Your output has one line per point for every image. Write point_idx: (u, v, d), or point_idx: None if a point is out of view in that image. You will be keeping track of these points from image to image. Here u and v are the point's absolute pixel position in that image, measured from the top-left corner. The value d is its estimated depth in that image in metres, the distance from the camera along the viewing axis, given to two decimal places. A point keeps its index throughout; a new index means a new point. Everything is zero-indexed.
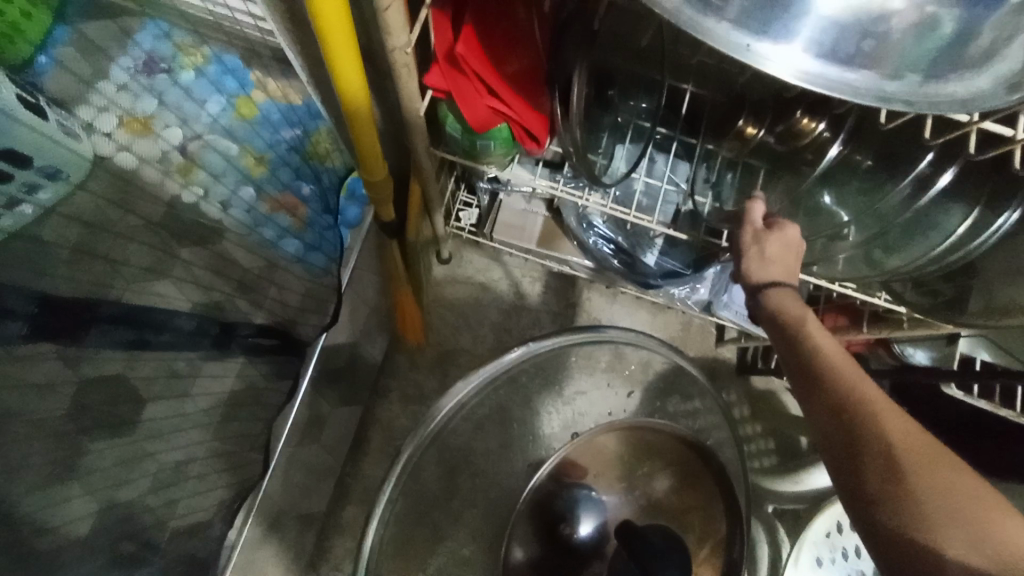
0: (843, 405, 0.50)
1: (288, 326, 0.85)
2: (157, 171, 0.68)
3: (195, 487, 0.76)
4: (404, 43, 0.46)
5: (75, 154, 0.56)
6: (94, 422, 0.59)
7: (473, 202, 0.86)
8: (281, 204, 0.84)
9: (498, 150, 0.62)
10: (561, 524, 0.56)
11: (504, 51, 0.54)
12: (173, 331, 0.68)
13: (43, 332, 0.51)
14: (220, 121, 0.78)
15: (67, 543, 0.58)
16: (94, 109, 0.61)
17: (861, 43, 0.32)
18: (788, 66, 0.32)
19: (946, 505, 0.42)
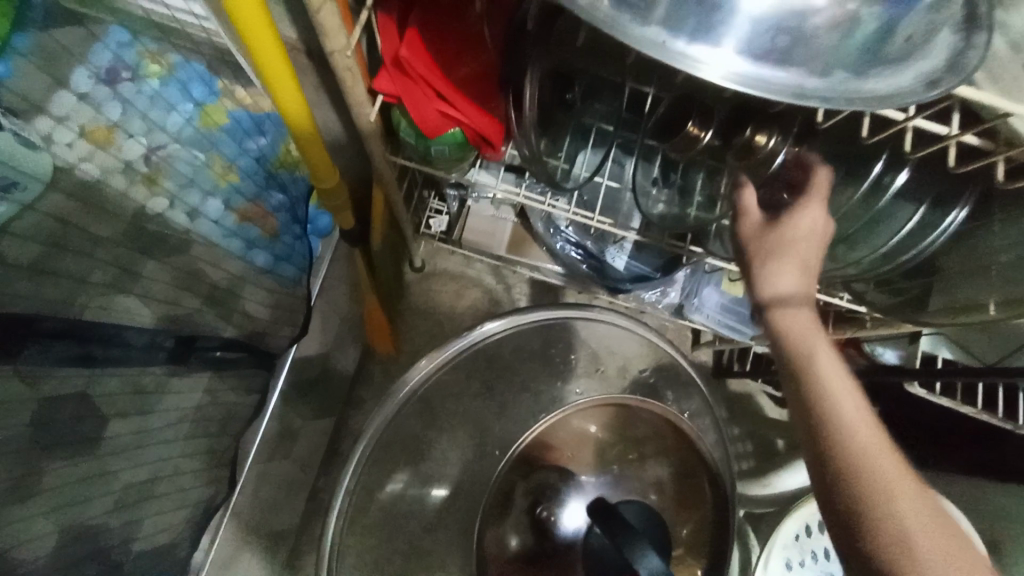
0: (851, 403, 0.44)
1: (257, 338, 0.83)
2: (122, 181, 0.69)
3: (160, 504, 0.73)
4: (343, 43, 0.45)
5: (37, 177, 0.61)
6: (56, 440, 0.60)
7: (444, 210, 0.86)
8: (252, 213, 0.84)
9: (452, 155, 0.61)
10: (537, 508, 0.53)
11: (452, 53, 0.54)
12: (122, 346, 0.64)
13: None
14: (186, 132, 0.76)
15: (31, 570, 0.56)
16: (53, 119, 0.61)
17: (779, 39, 0.32)
18: (718, 67, 0.32)
19: None
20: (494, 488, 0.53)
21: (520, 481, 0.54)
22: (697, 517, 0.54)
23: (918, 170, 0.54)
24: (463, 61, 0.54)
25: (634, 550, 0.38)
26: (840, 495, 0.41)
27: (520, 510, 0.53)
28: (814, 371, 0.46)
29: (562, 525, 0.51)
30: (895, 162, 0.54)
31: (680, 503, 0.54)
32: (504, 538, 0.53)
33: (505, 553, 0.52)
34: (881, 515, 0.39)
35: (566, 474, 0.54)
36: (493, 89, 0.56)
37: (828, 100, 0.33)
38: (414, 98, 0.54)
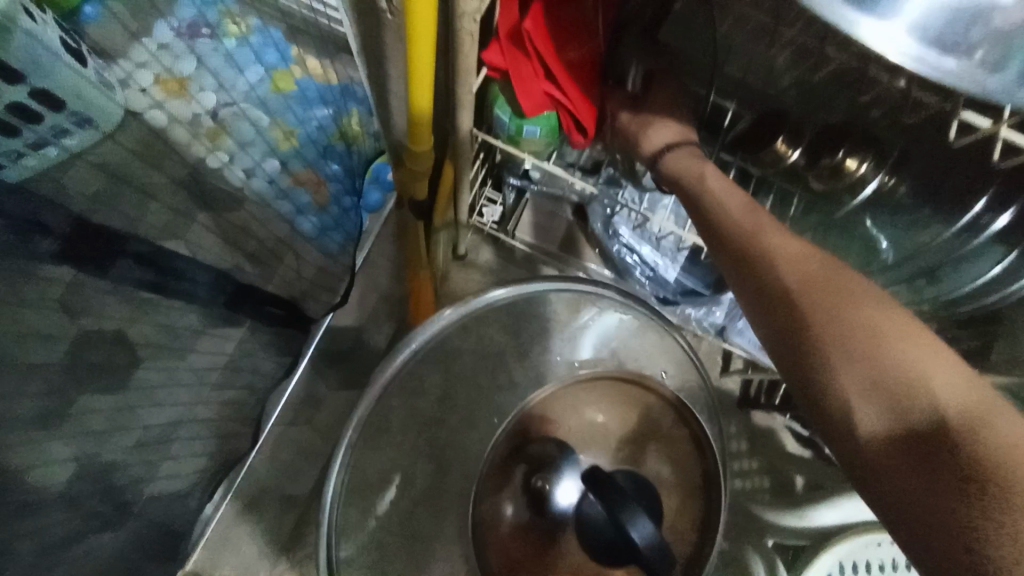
0: (858, 325, 0.39)
1: (298, 299, 0.84)
2: (186, 134, 0.63)
3: (177, 451, 0.74)
4: (475, 11, 0.42)
5: (107, 112, 0.54)
6: (92, 369, 0.57)
7: (498, 200, 0.84)
8: (307, 178, 0.81)
9: (542, 140, 0.60)
10: (532, 477, 0.49)
11: (564, 35, 0.53)
12: (191, 281, 0.68)
13: (69, 253, 0.50)
14: (257, 90, 0.72)
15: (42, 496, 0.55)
16: (132, 64, 0.57)
17: (969, 32, 0.28)
18: (889, 43, 0.28)
19: (903, 356, 0.36)
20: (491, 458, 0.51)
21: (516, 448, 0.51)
22: (687, 502, 0.49)
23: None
24: (573, 45, 0.54)
25: (629, 517, 0.37)
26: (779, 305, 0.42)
27: (515, 478, 0.50)
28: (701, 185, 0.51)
29: (557, 497, 0.47)
30: (1000, 200, 0.49)
31: (680, 518, 0.48)
32: (499, 507, 0.50)
33: (501, 525, 0.50)
34: (818, 310, 0.40)
35: (564, 449, 0.49)
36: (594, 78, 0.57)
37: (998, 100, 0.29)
38: (522, 73, 0.53)
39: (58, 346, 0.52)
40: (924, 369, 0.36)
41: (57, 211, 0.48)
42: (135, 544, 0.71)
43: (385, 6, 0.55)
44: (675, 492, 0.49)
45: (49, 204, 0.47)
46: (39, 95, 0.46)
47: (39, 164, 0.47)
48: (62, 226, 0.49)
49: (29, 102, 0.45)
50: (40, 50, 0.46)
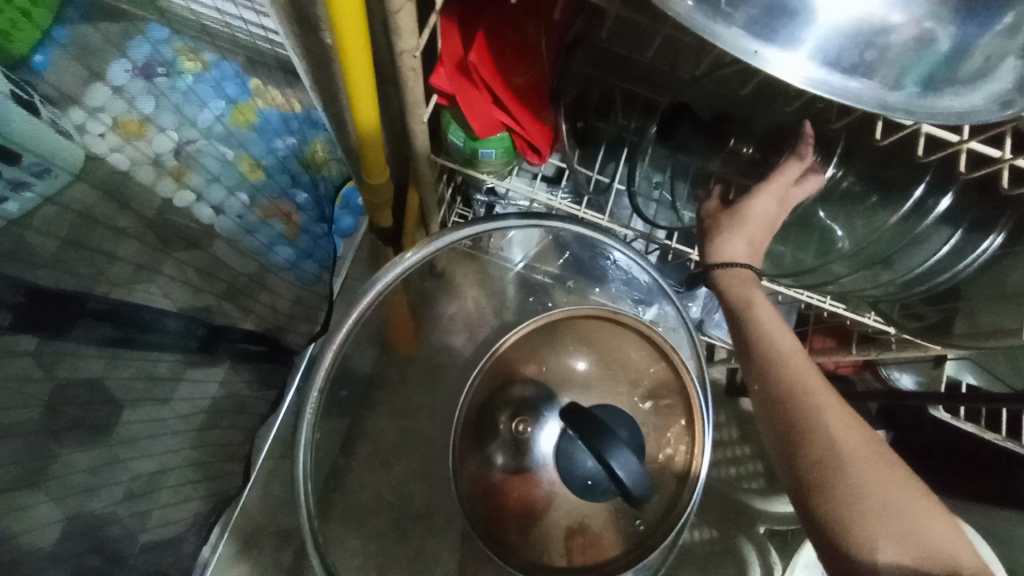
0: (886, 481, 0.42)
1: (277, 332, 0.84)
2: (151, 174, 0.63)
3: (167, 498, 0.73)
4: (414, 47, 0.42)
5: (59, 166, 0.52)
6: (70, 427, 0.54)
7: (470, 215, 0.84)
8: (275, 211, 0.83)
9: (499, 160, 0.61)
10: (516, 420, 0.61)
11: (513, 60, 0.52)
12: (161, 331, 0.63)
13: (28, 325, 0.47)
14: (218, 127, 0.75)
15: (30, 560, 0.53)
16: (87, 111, 0.56)
17: (866, 54, 0.29)
18: (797, 72, 0.29)
19: (892, 496, 0.41)
20: (466, 412, 0.63)
21: (494, 397, 0.63)
22: (673, 433, 0.60)
23: (961, 197, 0.51)
24: (521, 70, 0.53)
25: (612, 452, 0.48)
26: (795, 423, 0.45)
27: (502, 427, 0.61)
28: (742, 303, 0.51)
29: (539, 441, 0.59)
30: (940, 184, 0.51)
31: (662, 472, 0.59)
32: (491, 457, 0.61)
33: (489, 472, 0.60)
34: (832, 433, 0.44)
35: (542, 391, 0.62)
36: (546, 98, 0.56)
37: (897, 116, 0.31)
38: (473, 101, 0.53)
39: (37, 404, 0.50)
40: (937, 535, 0.41)
41: (5, 284, 0.46)
42: None
43: (330, 42, 0.54)
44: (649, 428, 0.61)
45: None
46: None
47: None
48: (13, 297, 0.46)
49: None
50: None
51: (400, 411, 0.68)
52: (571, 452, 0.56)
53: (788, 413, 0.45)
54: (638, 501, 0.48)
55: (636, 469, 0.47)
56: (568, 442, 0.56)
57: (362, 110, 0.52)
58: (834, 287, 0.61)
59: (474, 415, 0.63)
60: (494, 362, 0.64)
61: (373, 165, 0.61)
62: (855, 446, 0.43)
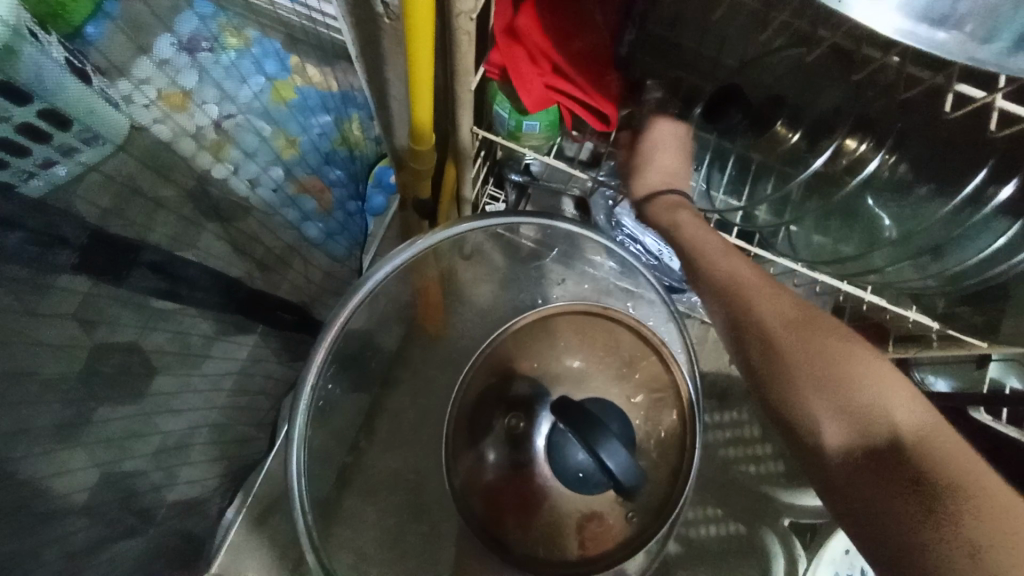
0: (831, 372, 0.45)
1: (308, 304, 0.86)
2: (191, 145, 0.64)
3: (195, 457, 0.75)
4: (472, 10, 0.41)
5: (110, 127, 0.53)
6: (107, 383, 0.56)
7: (501, 197, 0.85)
8: (312, 185, 0.85)
9: (542, 134, 0.60)
10: (507, 416, 0.62)
11: (564, 33, 0.52)
12: (204, 291, 0.66)
13: (89, 267, 0.49)
14: (258, 102, 0.77)
15: (66, 508, 0.54)
16: (135, 81, 0.58)
17: (957, 5, 0.26)
18: (881, 22, 0.26)
19: (833, 377, 0.45)
20: (459, 408, 0.63)
21: (490, 393, 0.63)
22: (666, 424, 0.61)
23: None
24: (576, 40, 0.52)
25: (601, 444, 0.48)
26: (746, 333, 0.48)
27: (496, 423, 0.62)
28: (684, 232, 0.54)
29: (535, 433, 0.60)
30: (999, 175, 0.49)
31: (661, 464, 0.59)
32: (483, 453, 0.61)
33: (483, 469, 0.61)
34: (776, 334, 0.47)
35: (539, 389, 0.63)
36: (603, 68, 0.54)
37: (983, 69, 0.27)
38: (524, 72, 0.52)
39: (78, 358, 0.51)
40: (886, 406, 0.43)
41: (72, 221, 0.46)
42: (160, 549, 0.72)
43: (381, 11, 0.56)
44: (646, 421, 0.61)
45: (65, 215, 0.45)
46: (47, 115, 0.45)
47: (52, 180, 0.46)
48: (79, 238, 0.47)
49: (37, 121, 0.44)
50: (44, 72, 0.45)
51: (424, 386, 0.69)
52: (562, 445, 0.55)
53: (733, 319, 0.49)
54: (628, 491, 0.48)
55: (627, 462, 0.47)
56: (559, 433, 0.55)
57: (415, 76, 0.51)
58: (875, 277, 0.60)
59: (465, 407, 0.63)
60: (489, 355, 0.64)
61: (419, 136, 0.61)
62: (800, 345, 0.46)
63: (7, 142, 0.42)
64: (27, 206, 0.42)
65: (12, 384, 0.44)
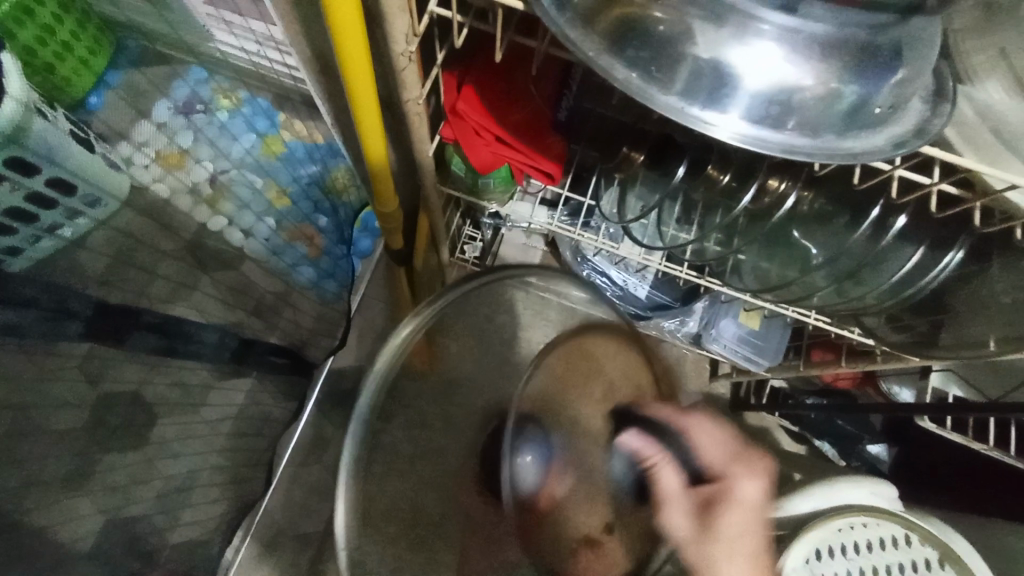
0: None
1: (299, 346, 0.91)
2: (188, 202, 0.68)
3: (194, 499, 0.79)
4: (419, 97, 0.47)
5: (111, 191, 0.55)
6: (108, 432, 0.60)
7: (478, 236, 0.90)
8: (299, 234, 0.89)
9: (498, 188, 0.66)
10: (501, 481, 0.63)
11: (506, 101, 0.57)
12: (201, 342, 0.71)
13: (98, 333, 0.54)
14: (249, 158, 0.81)
15: (71, 555, 0.58)
16: (134, 145, 0.59)
17: (775, 110, 0.33)
18: (724, 129, 0.33)
19: None
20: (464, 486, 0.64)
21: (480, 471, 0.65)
22: None
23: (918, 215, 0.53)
24: (517, 106, 0.57)
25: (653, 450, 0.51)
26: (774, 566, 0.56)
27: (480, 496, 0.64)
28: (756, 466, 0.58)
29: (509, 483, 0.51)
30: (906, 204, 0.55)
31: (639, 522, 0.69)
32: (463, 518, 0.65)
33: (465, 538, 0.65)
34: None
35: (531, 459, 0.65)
36: (546, 128, 0.59)
37: (811, 160, 0.33)
38: (470, 137, 0.57)
39: (80, 411, 0.55)
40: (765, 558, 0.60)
41: (82, 297, 0.51)
42: None
43: None
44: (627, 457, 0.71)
45: (75, 292, 0.50)
46: (57, 184, 0.47)
47: (59, 243, 0.48)
48: (87, 309, 0.52)
49: (45, 191, 0.46)
50: (52, 145, 0.45)
51: None
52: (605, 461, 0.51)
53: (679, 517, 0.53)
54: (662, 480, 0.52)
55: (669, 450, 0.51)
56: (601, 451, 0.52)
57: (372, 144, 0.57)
58: (815, 300, 0.64)
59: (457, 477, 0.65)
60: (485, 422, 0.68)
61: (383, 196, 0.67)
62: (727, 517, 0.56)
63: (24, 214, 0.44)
64: (43, 286, 0.46)
65: (23, 440, 0.48)
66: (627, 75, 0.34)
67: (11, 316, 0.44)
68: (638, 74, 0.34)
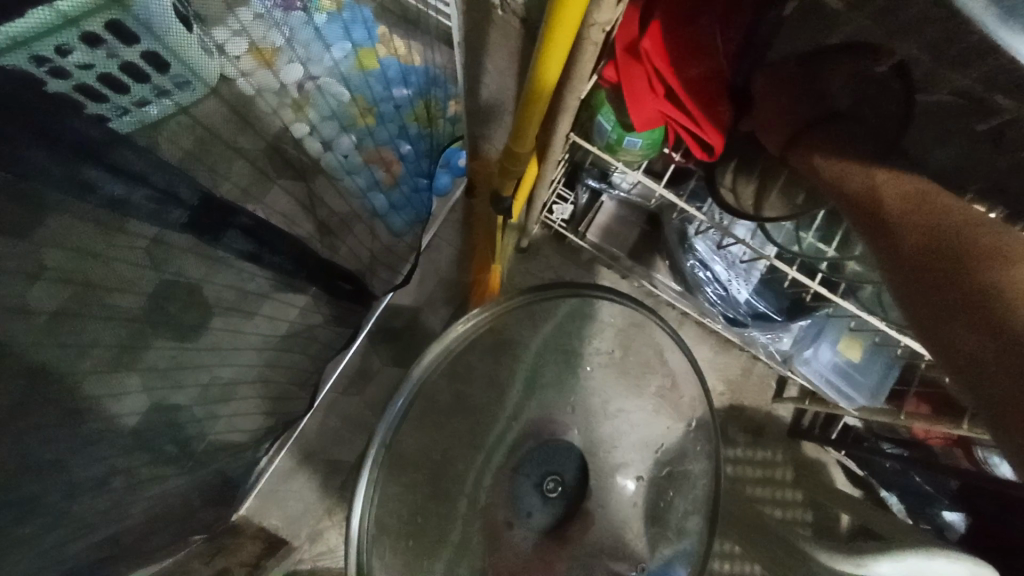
0: (999, 247, 0.43)
1: (363, 274, 0.87)
2: (272, 105, 0.58)
3: (237, 406, 0.77)
4: (607, 20, 0.40)
5: (199, 75, 0.50)
6: (167, 320, 0.56)
7: (569, 198, 0.83)
8: (376, 157, 0.81)
9: (641, 150, 0.63)
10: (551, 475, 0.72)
11: (688, 56, 0.54)
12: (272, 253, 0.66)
13: (194, 227, 0.52)
14: (342, 66, 0.68)
15: (116, 432, 0.55)
16: (228, 31, 0.50)
17: None
18: None
19: (996, 253, 0.42)
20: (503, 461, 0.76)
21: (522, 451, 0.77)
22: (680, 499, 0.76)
23: None
24: (698, 63, 0.54)
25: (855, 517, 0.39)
26: (941, 240, 0.45)
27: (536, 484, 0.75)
28: (876, 172, 0.51)
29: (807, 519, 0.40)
30: None
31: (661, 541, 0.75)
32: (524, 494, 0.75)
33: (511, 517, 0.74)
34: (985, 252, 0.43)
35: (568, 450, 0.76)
36: None
37: None
38: (634, 83, 0.56)
39: (144, 294, 0.50)
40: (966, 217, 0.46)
41: (191, 185, 0.49)
42: (196, 489, 0.75)
43: None
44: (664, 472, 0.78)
45: (186, 178, 0.48)
46: (150, 58, 0.45)
47: (134, 124, 0.43)
48: (194, 200, 0.50)
49: (139, 62, 0.44)
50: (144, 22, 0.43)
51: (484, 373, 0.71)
52: None
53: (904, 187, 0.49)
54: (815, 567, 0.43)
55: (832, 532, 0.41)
56: None
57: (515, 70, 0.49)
58: None
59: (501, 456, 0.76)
60: (540, 414, 0.78)
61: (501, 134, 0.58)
62: (909, 209, 0.48)
63: (94, 90, 0.40)
64: (153, 163, 0.44)
65: (79, 317, 0.43)
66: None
67: (120, 189, 0.42)
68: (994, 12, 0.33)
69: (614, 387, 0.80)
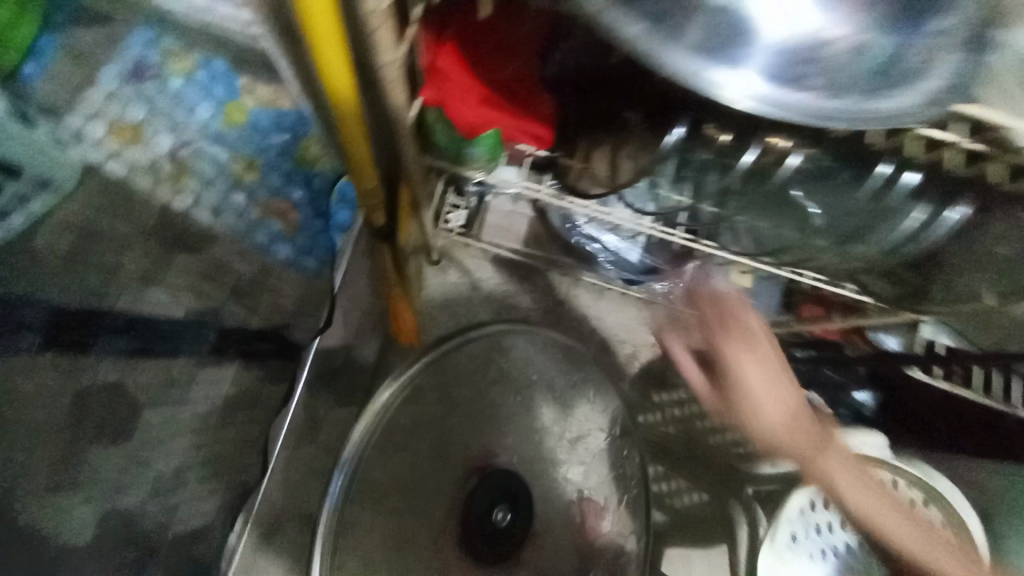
0: (801, 425, 0.63)
1: (283, 328, 0.87)
2: (148, 178, 0.62)
3: (193, 491, 0.76)
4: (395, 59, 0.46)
5: (61, 168, 0.50)
6: (97, 430, 0.56)
7: (462, 204, 0.88)
8: (274, 208, 0.85)
9: (483, 158, 0.64)
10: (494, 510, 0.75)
11: (491, 60, 0.56)
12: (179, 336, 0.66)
13: (60, 347, 0.49)
14: (212, 127, 0.76)
15: (70, 551, 0.55)
16: (84, 115, 0.55)
17: (798, 67, 0.38)
18: (734, 88, 0.38)
19: (796, 428, 0.63)
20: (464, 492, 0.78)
21: (476, 487, 0.77)
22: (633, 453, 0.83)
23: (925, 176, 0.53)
24: (507, 64, 0.56)
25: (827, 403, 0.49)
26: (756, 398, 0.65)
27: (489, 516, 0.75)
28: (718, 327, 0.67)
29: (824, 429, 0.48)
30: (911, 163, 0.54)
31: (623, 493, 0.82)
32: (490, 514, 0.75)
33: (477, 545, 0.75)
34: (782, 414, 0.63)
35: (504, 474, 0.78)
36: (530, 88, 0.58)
37: (835, 119, 0.37)
38: (452, 93, 0.56)
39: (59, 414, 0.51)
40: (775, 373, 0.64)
41: (39, 306, 0.46)
42: None
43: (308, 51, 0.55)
44: None
45: (32, 303, 0.46)
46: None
47: None
48: (47, 316, 0.47)
49: None
50: None
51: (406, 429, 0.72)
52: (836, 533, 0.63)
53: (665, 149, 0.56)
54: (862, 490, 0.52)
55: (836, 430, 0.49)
56: None
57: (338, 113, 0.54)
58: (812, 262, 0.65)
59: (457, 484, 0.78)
60: (490, 413, 0.82)
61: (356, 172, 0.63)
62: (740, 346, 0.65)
63: None
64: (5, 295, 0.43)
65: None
66: (636, 28, 0.37)
67: None
68: (649, 26, 0.37)
69: (553, 370, 0.83)
